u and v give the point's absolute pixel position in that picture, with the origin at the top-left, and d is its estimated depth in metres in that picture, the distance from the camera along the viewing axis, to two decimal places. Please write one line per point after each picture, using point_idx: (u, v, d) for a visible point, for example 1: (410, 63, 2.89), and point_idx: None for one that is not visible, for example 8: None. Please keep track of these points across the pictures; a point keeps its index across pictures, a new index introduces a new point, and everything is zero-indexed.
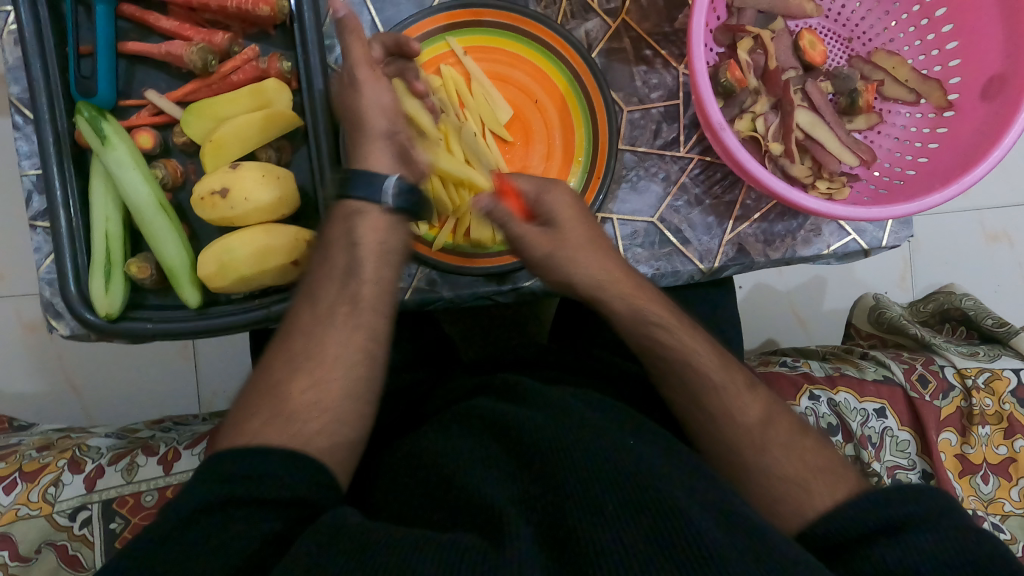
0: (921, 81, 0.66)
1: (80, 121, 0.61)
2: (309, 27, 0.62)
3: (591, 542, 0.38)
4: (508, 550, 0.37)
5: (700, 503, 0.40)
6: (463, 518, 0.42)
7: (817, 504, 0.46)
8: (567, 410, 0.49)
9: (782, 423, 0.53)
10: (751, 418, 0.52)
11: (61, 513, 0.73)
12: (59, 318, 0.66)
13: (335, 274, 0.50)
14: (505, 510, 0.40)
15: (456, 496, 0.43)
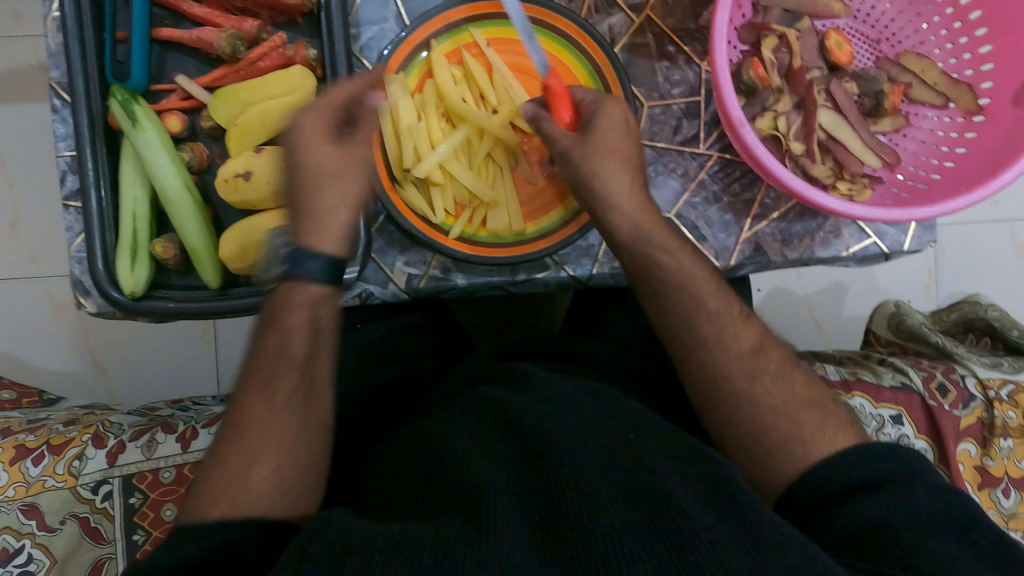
0: (951, 84, 0.64)
1: (113, 104, 0.63)
2: (335, 15, 0.63)
3: (585, 531, 0.39)
4: (497, 541, 0.39)
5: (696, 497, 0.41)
6: (455, 503, 0.43)
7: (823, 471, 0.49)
8: (571, 407, 0.50)
9: (772, 351, 0.54)
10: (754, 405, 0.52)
11: (83, 486, 0.76)
12: (87, 295, 0.69)
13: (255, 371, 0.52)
14: (495, 498, 0.42)
15: (457, 486, 0.45)
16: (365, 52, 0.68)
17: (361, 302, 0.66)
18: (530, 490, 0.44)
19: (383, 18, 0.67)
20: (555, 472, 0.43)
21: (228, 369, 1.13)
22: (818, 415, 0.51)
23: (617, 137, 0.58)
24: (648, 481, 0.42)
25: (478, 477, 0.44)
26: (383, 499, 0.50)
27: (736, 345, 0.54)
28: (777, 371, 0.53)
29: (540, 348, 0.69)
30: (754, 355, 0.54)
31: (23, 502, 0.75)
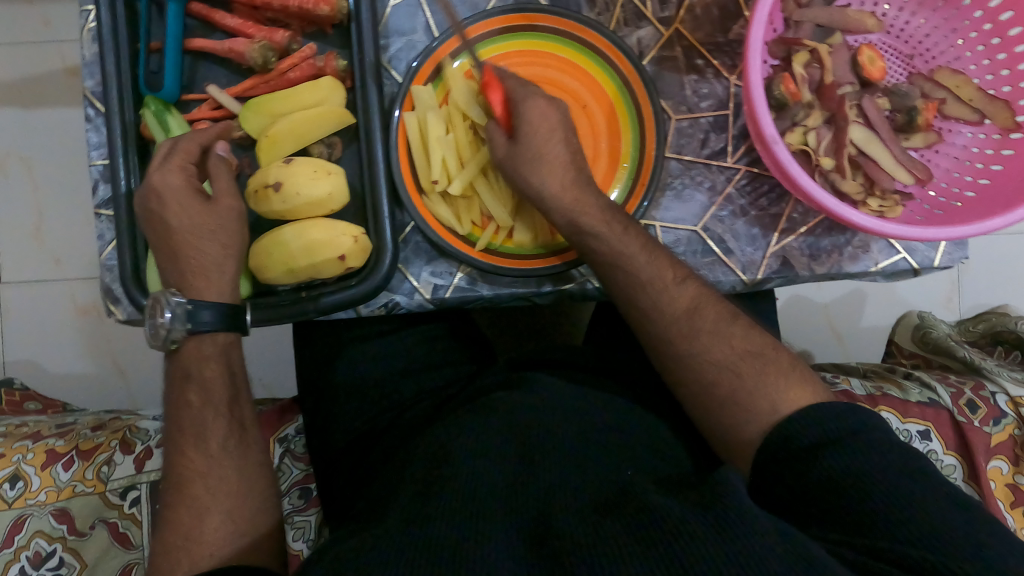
0: (987, 101, 0.63)
1: (147, 114, 0.65)
2: (365, 28, 0.63)
3: (577, 546, 0.40)
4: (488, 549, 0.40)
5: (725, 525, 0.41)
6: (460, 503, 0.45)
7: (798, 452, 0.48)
8: (588, 444, 0.52)
9: (707, 310, 0.55)
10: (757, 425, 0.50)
11: (113, 491, 0.78)
12: (117, 302, 0.70)
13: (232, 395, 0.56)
14: (492, 512, 0.44)
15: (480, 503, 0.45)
16: (394, 63, 0.68)
17: (388, 312, 0.67)
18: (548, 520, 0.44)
19: (412, 29, 0.68)
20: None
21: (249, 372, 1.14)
22: (758, 363, 0.53)
23: (540, 141, 0.59)
24: (656, 507, 0.43)
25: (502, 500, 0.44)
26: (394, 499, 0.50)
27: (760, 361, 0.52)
28: (712, 328, 0.54)
29: (563, 359, 0.69)
30: (689, 314, 0.55)
31: (54, 506, 0.76)
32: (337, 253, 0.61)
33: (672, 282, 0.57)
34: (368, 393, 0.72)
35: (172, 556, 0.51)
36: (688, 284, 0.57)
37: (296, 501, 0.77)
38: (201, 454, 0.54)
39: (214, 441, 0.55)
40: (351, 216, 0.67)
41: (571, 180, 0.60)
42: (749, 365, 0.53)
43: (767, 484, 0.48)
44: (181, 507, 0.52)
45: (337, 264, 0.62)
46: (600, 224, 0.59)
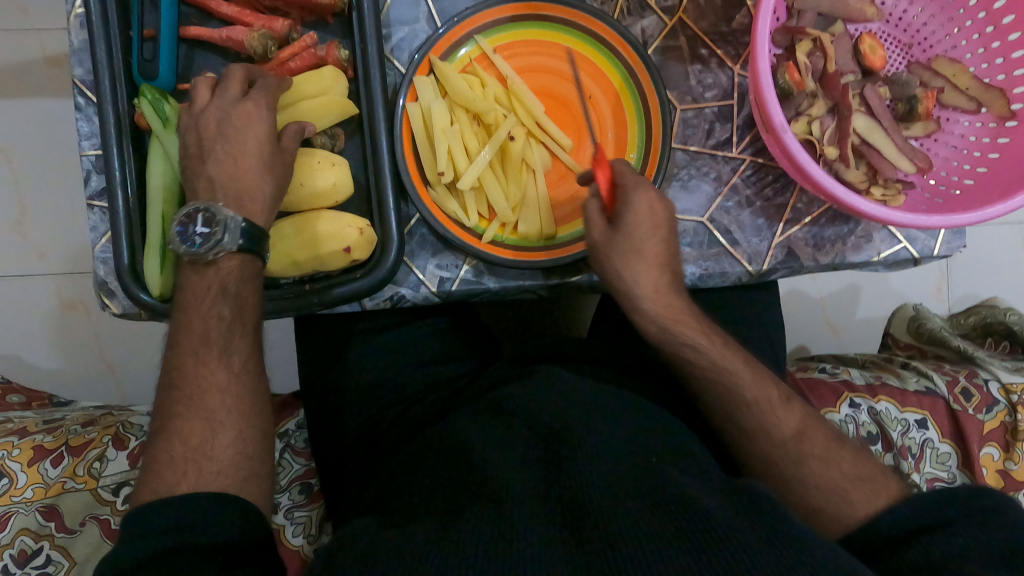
0: (982, 89, 0.64)
1: (143, 103, 0.63)
2: (368, 16, 0.62)
3: (606, 526, 0.40)
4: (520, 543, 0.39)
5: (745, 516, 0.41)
6: (481, 499, 0.44)
7: (859, 513, 0.51)
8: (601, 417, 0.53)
9: (815, 435, 0.57)
10: (786, 432, 0.56)
11: (105, 487, 0.76)
12: (112, 296, 0.68)
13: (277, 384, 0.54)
14: (515, 503, 0.43)
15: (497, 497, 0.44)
16: (395, 53, 0.67)
17: (393, 305, 0.66)
18: (569, 506, 0.43)
19: (414, 18, 0.67)
20: (588, 481, 0.44)
21: None
22: (868, 489, 0.53)
23: (642, 236, 0.59)
24: (677, 491, 0.43)
25: (517, 491, 0.44)
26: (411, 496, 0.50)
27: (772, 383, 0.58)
28: (822, 454, 0.55)
29: (569, 352, 0.69)
30: (797, 438, 0.56)
31: (41, 503, 0.74)
32: (341, 245, 0.60)
33: (777, 402, 0.58)
34: (371, 389, 0.71)
35: (183, 474, 0.50)
36: (794, 406, 0.58)
37: (296, 497, 0.75)
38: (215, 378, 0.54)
39: (235, 359, 0.56)
40: (355, 208, 0.66)
41: (664, 279, 0.60)
42: (856, 488, 0.53)
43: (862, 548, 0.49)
44: (184, 444, 0.52)
45: (341, 256, 0.60)
46: (696, 333, 0.59)
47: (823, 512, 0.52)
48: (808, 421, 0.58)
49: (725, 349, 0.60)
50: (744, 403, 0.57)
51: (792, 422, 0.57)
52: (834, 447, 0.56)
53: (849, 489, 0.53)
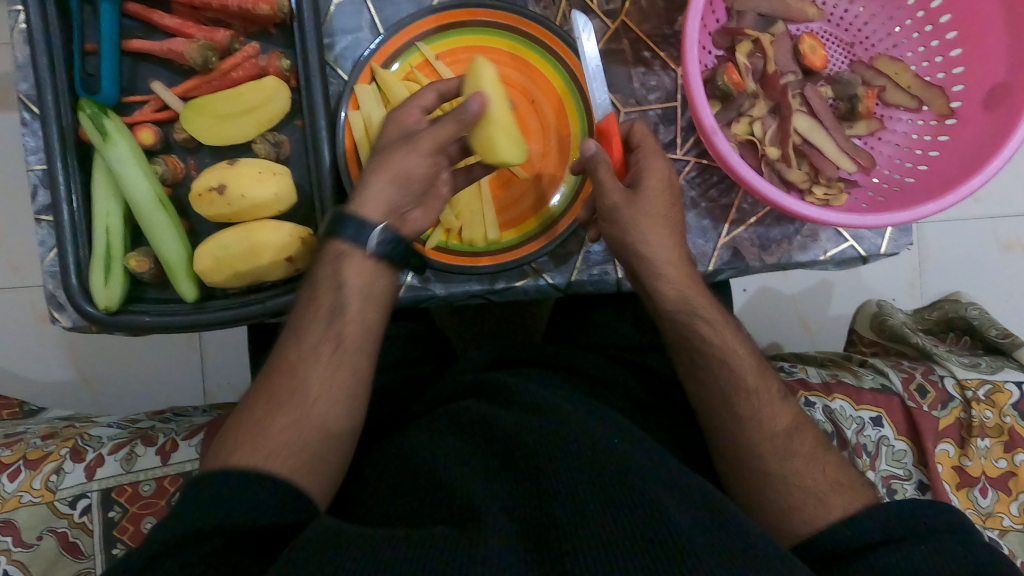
0: (924, 88, 0.65)
1: (83, 118, 0.63)
2: (309, 26, 0.62)
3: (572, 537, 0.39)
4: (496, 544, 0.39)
5: (687, 509, 0.41)
6: (447, 512, 0.43)
7: (831, 515, 0.49)
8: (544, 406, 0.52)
9: (805, 436, 0.55)
10: (778, 426, 0.55)
11: (61, 501, 0.75)
12: (61, 309, 0.68)
13: (322, 314, 0.53)
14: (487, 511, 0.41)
15: (441, 500, 0.44)
16: (339, 62, 0.67)
17: None
18: (526, 501, 0.43)
19: (357, 27, 0.67)
20: (540, 478, 0.43)
21: (214, 379, 1.11)
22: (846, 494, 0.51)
23: (659, 205, 0.58)
24: (622, 485, 0.42)
25: (464, 487, 0.44)
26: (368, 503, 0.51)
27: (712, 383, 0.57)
28: (810, 453, 0.54)
29: (523, 356, 0.69)
30: (787, 434, 0.55)
31: None
32: (281, 254, 0.62)
33: (772, 395, 0.57)
34: None
35: None
36: (789, 403, 0.57)
37: None
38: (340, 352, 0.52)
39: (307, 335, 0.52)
40: (301, 218, 0.66)
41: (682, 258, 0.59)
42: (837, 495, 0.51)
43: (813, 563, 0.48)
44: None
45: (284, 265, 0.62)
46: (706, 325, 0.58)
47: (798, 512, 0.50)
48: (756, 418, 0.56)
49: (728, 334, 0.59)
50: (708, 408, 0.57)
51: (784, 418, 0.56)
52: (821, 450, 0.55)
53: (825, 492, 0.51)
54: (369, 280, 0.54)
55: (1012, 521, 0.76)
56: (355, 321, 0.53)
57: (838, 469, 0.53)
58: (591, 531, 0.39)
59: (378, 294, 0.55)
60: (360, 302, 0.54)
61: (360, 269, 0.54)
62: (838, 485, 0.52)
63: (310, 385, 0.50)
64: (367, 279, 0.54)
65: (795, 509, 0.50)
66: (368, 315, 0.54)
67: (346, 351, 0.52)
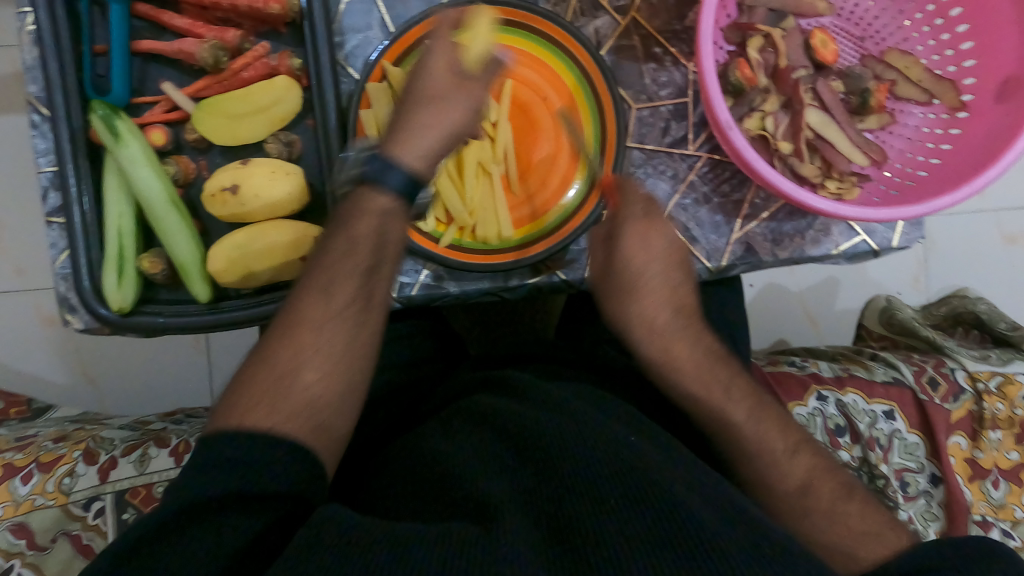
0: (934, 81, 0.65)
1: (95, 120, 0.62)
2: (319, 26, 0.63)
3: (592, 531, 0.39)
4: (507, 542, 0.39)
5: (712, 505, 0.41)
6: (464, 509, 0.43)
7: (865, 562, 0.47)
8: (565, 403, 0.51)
9: (822, 488, 0.52)
10: (791, 484, 0.52)
11: (75, 503, 0.76)
12: (73, 311, 0.67)
13: (362, 270, 0.52)
14: (499, 502, 0.42)
15: (462, 497, 0.44)
16: (350, 61, 0.67)
17: None
18: (546, 498, 0.43)
19: (367, 26, 0.67)
20: (563, 473, 0.43)
21: (222, 379, 1.11)
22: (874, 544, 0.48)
23: (638, 271, 0.60)
24: (647, 483, 0.42)
25: (491, 484, 0.44)
26: (387, 494, 0.51)
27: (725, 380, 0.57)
28: (827, 509, 0.50)
29: (533, 353, 0.68)
30: (801, 491, 0.52)
31: (12, 521, 0.74)
32: (295, 253, 0.62)
33: (782, 454, 0.54)
34: None
35: None
36: (801, 457, 0.54)
37: None
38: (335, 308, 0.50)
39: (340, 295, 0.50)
40: (313, 216, 0.66)
41: (664, 316, 0.60)
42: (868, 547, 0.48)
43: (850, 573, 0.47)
44: None
45: (297, 264, 0.62)
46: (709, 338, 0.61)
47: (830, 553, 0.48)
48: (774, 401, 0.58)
49: (730, 399, 0.56)
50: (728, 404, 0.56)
51: (797, 473, 0.53)
52: (840, 499, 0.51)
53: (852, 545, 0.48)
54: (382, 226, 0.53)
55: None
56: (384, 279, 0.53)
57: (861, 518, 0.50)
58: (615, 526, 0.39)
59: (392, 242, 0.54)
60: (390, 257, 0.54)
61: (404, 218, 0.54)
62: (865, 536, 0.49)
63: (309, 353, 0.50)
64: (381, 225, 0.53)
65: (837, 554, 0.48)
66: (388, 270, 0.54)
67: (371, 309, 0.51)
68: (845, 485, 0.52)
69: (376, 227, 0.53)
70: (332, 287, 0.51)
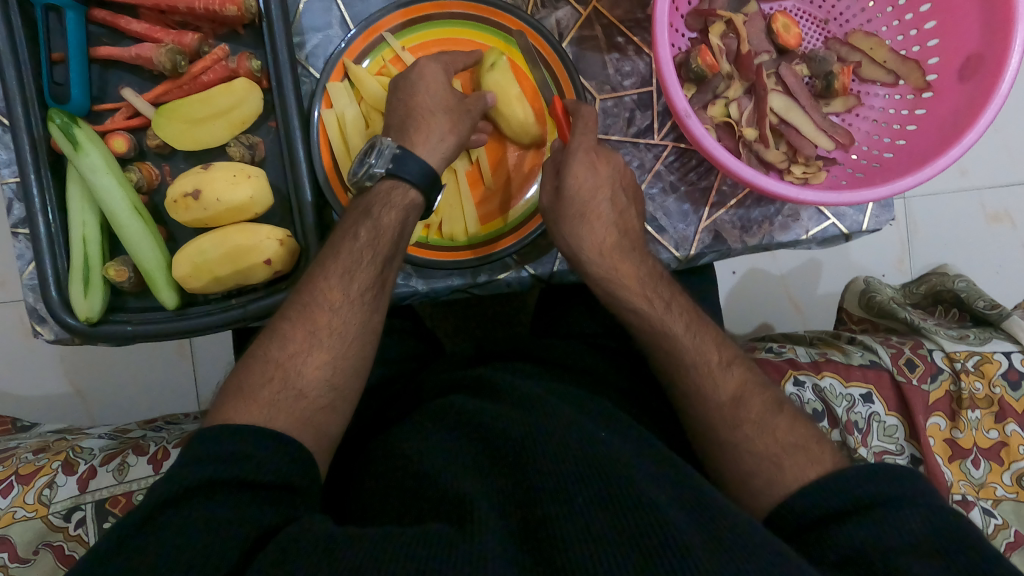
0: (899, 62, 0.65)
1: (53, 129, 0.62)
2: (276, 25, 0.61)
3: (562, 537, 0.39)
4: (480, 541, 0.38)
5: (677, 503, 0.41)
6: (438, 510, 0.43)
7: (799, 482, 0.48)
8: (534, 400, 0.51)
9: (754, 400, 0.54)
10: (723, 396, 0.54)
11: (55, 514, 0.75)
12: (43, 323, 0.67)
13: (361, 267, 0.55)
14: (474, 501, 0.41)
15: (436, 494, 0.44)
16: (311, 60, 0.66)
17: None
18: (514, 495, 0.43)
19: (327, 25, 0.66)
20: (534, 467, 0.43)
21: (207, 384, 1.11)
22: (802, 457, 0.50)
23: (586, 199, 0.59)
24: (616, 482, 0.41)
25: (456, 483, 0.44)
26: (368, 493, 0.51)
27: (695, 363, 0.56)
28: (758, 420, 0.53)
29: (514, 349, 0.68)
30: (734, 403, 0.54)
31: None
32: (260, 257, 0.61)
33: (717, 366, 0.56)
34: None
35: None
36: (735, 370, 0.56)
37: None
38: (327, 311, 0.53)
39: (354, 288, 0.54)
40: (278, 219, 0.66)
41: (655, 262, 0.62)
42: (792, 458, 0.50)
43: (792, 527, 0.46)
44: None
45: (262, 268, 0.61)
46: (643, 301, 0.59)
47: (758, 483, 0.50)
48: (746, 371, 0.57)
49: (669, 315, 0.59)
50: (692, 397, 0.56)
51: (732, 386, 0.55)
52: (770, 412, 0.53)
53: (782, 466, 0.49)
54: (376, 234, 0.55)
55: (1005, 490, 0.76)
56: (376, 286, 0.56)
57: (793, 429, 0.52)
58: (585, 535, 0.39)
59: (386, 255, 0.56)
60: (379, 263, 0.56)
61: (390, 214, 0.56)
62: (792, 447, 0.50)
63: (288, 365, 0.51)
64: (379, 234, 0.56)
65: (755, 480, 0.49)
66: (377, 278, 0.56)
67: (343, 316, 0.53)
68: (776, 399, 0.55)
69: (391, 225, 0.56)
70: (324, 287, 0.54)
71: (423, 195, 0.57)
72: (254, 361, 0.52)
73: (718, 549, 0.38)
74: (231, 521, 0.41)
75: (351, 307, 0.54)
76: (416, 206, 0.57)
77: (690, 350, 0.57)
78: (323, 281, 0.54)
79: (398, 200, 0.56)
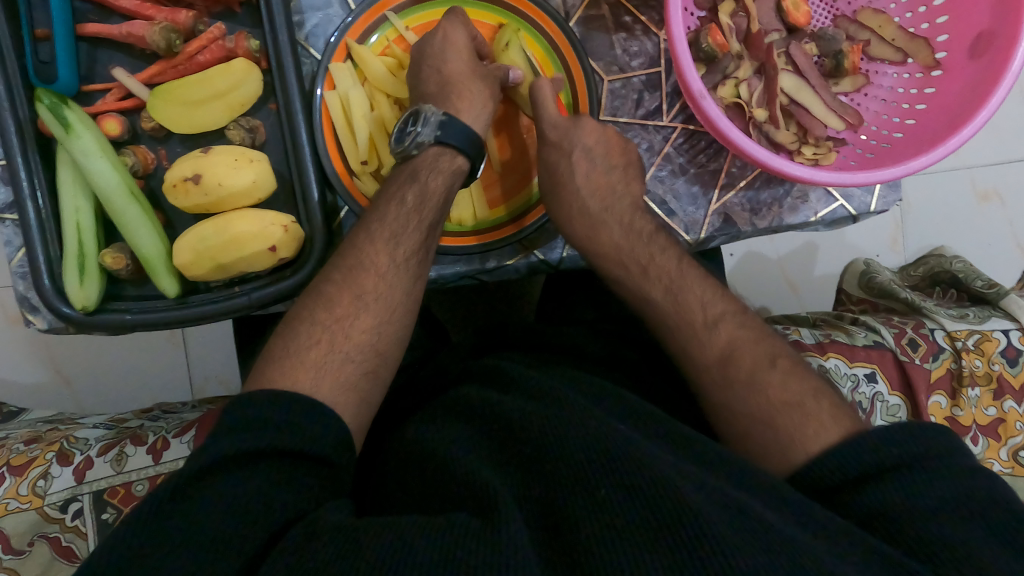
0: (908, 40, 0.64)
1: (41, 109, 0.59)
2: (275, 4, 0.59)
3: (588, 541, 0.37)
4: (502, 528, 0.37)
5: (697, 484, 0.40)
6: (455, 502, 0.42)
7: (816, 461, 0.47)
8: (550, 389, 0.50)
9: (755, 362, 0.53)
10: (708, 354, 0.54)
11: (51, 506, 0.73)
12: (35, 311, 0.65)
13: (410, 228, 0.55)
14: (494, 487, 0.41)
15: (453, 481, 0.43)
16: (311, 41, 0.64)
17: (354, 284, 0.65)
18: (534, 486, 0.42)
19: (326, 3, 0.64)
20: (552, 452, 0.42)
21: (201, 373, 1.09)
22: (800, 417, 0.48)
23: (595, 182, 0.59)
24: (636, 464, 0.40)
25: (473, 470, 0.43)
26: (385, 483, 0.51)
27: None
28: (753, 380, 0.51)
29: (523, 334, 0.68)
30: (726, 365, 0.53)
31: None
32: (265, 244, 0.59)
33: (701, 327, 0.55)
34: None
35: None
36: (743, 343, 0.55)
37: None
38: (373, 275, 0.53)
39: (402, 250, 0.55)
40: (280, 204, 0.65)
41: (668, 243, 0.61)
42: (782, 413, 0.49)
43: None
44: None
45: (267, 255, 0.60)
46: (654, 284, 0.58)
47: None
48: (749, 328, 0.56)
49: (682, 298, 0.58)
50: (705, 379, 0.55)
51: None
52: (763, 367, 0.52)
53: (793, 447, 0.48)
54: (423, 195, 0.56)
55: (1002, 465, 0.77)
56: (421, 251, 0.56)
57: None
58: (609, 528, 0.37)
59: (431, 219, 0.57)
60: (425, 227, 0.56)
61: (438, 176, 0.57)
62: None
63: (295, 350, 0.49)
64: (426, 197, 0.56)
65: None
66: (424, 241, 0.56)
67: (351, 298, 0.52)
68: (769, 352, 0.53)
69: (442, 187, 0.57)
70: (371, 252, 0.54)
71: (469, 162, 0.58)
72: (298, 324, 0.51)
73: (734, 526, 0.36)
74: (241, 511, 0.39)
75: (398, 272, 0.54)
76: (462, 171, 0.58)
77: (689, 313, 0.56)
78: (370, 245, 0.54)
79: (445, 165, 0.57)
